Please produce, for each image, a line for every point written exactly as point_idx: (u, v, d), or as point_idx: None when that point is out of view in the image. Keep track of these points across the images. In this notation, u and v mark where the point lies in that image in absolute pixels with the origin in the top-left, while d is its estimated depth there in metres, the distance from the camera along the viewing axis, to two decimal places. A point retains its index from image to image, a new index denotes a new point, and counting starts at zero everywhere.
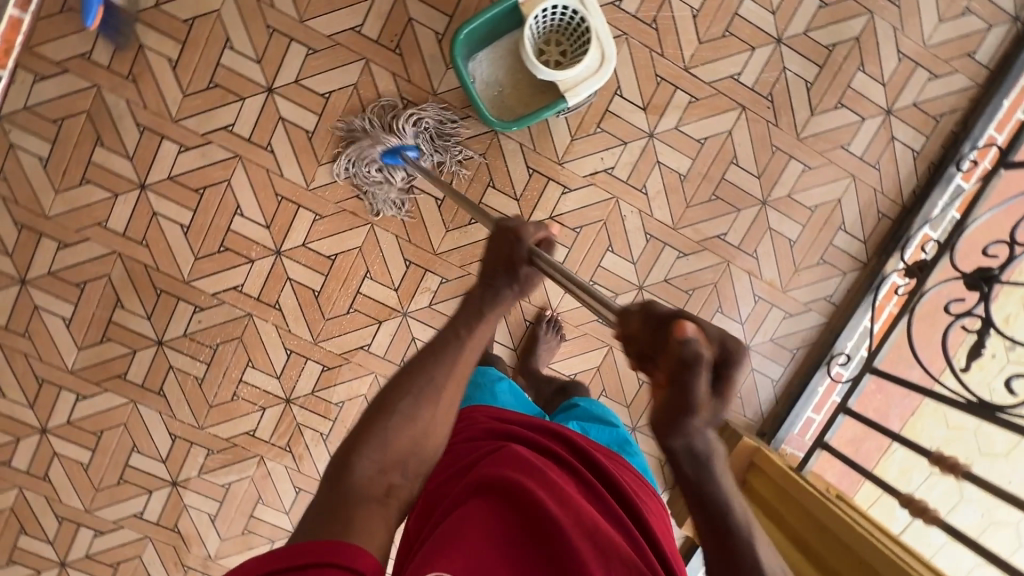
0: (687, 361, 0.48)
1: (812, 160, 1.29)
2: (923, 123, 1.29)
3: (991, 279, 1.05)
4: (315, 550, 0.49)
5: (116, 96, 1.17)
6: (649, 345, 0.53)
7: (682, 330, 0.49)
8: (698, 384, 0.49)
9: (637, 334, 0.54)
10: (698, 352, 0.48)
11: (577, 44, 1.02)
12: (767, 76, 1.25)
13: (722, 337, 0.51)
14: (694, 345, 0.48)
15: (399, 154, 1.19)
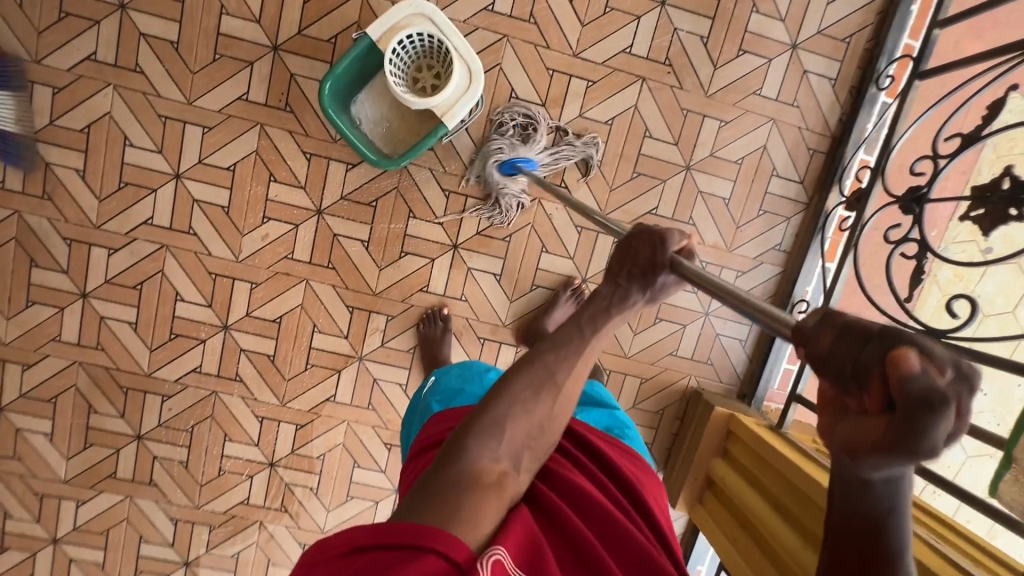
0: (926, 401, 0.30)
1: (726, 114, 1.25)
2: (833, 49, 1.24)
3: (921, 198, 1.02)
4: (408, 532, 0.46)
5: (37, 217, 1.21)
6: (849, 362, 0.34)
7: (905, 359, 0.31)
8: (938, 431, 0.30)
9: (828, 354, 0.36)
10: (933, 387, 0.30)
11: (447, 65, 1.01)
12: (659, 42, 1.21)
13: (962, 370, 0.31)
14: (927, 378, 0.30)
15: (514, 165, 1.22)
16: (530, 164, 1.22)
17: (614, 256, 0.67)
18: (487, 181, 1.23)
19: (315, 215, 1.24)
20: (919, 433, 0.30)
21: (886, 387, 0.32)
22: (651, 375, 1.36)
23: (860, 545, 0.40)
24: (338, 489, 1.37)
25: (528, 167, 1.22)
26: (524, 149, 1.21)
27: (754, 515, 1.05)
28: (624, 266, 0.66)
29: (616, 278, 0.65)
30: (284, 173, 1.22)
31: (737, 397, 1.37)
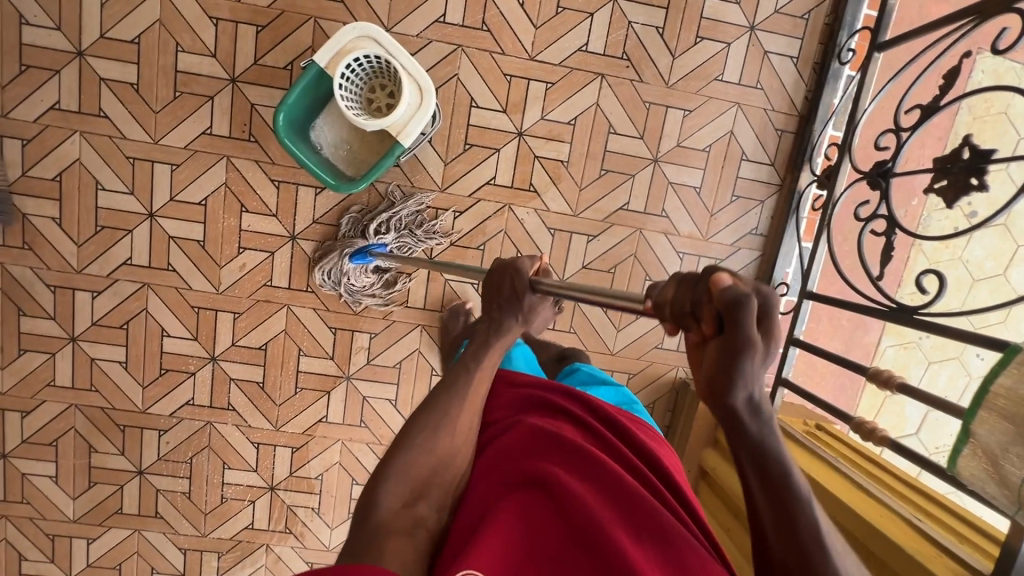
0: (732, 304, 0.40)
1: (690, 102, 1.25)
2: (792, 27, 1.22)
3: (887, 172, 1.00)
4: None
5: (20, 267, 1.24)
6: (686, 300, 0.43)
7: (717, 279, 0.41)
8: (751, 329, 0.40)
9: (670, 298, 0.44)
10: (740, 293, 0.40)
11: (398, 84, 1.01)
12: (615, 37, 1.21)
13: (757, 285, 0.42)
14: (735, 287, 0.40)
15: (366, 253, 1.25)
16: (377, 250, 1.24)
17: (484, 291, 0.73)
18: (337, 270, 1.24)
19: (289, 240, 1.26)
20: (741, 327, 0.40)
21: (712, 305, 0.42)
22: (639, 370, 1.36)
23: (765, 487, 0.45)
24: (339, 507, 1.39)
25: (378, 251, 1.24)
26: (365, 238, 1.24)
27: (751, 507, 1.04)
28: (492, 300, 0.72)
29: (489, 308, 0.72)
30: (254, 203, 1.24)
31: None
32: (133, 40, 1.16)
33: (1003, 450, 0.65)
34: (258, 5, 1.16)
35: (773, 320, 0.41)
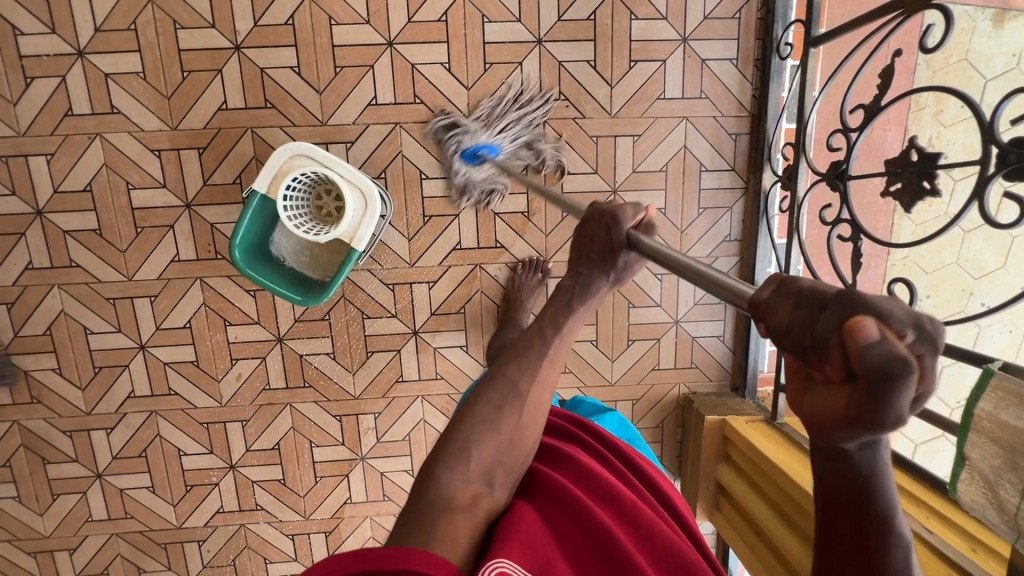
0: (884, 370, 0.29)
1: (637, 127, 1.23)
2: (726, 30, 1.19)
3: (843, 174, 0.99)
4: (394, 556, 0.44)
5: (34, 420, 1.29)
6: (805, 330, 0.33)
7: (862, 329, 0.30)
8: (900, 400, 0.30)
9: (786, 327, 0.34)
10: (892, 351, 0.29)
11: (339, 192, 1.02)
12: (548, 80, 1.19)
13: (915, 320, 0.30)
14: (887, 346, 0.29)
15: (475, 153, 1.21)
16: (491, 149, 1.21)
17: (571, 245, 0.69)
18: (450, 155, 1.19)
19: (276, 343, 1.29)
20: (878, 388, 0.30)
21: (847, 354, 0.31)
22: (641, 395, 1.37)
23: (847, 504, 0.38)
24: None
25: (490, 154, 1.21)
26: (486, 134, 1.20)
27: (774, 523, 1.04)
28: (584, 252, 0.68)
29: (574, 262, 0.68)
30: (235, 315, 1.27)
31: (731, 390, 1.37)
32: (85, 188, 1.19)
33: (998, 476, 0.64)
34: (195, 128, 1.17)
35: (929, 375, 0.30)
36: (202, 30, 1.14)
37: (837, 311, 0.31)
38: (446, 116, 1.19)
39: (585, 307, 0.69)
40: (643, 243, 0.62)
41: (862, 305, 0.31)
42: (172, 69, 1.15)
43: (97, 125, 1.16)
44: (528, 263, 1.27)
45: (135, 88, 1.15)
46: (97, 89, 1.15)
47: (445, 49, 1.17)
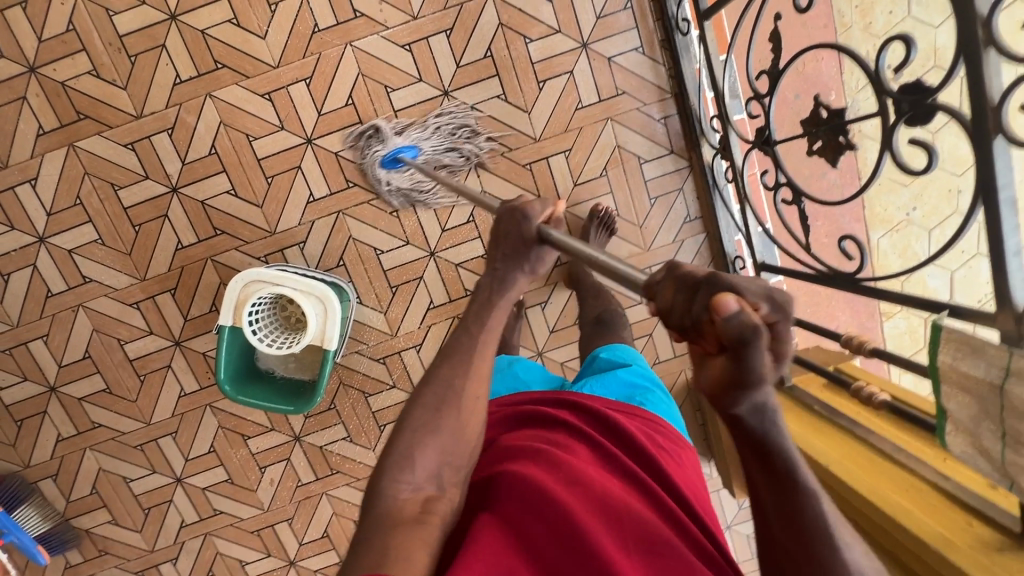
0: (741, 342, 0.34)
1: (565, 142, 1.23)
2: (622, 22, 1.18)
3: (769, 140, 0.97)
4: None
5: (108, 569, 1.39)
6: (686, 315, 0.38)
7: (721, 307, 0.35)
8: (762, 360, 0.36)
9: (671, 308, 0.39)
10: (745, 322, 0.34)
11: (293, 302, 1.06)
12: (465, 127, 1.21)
13: (766, 291, 0.37)
14: (744, 316, 0.34)
15: (397, 158, 1.18)
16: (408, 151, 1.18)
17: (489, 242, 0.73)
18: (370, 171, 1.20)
19: (295, 442, 1.35)
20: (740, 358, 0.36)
21: (713, 332, 0.36)
22: None
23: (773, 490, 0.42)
24: None
25: (410, 156, 1.18)
26: (401, 138, 1.18)
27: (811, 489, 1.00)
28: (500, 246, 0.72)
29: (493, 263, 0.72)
30: (252, 428, 1.34)
31: None
32: (84, 355, 1.27)
33: (976, 424, 0.62)
34: (161, 273, 1.24)
35: (782, 343, 0.37)
36: (139, 183, 1.20)
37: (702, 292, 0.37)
38: (349, 248, 1.24)
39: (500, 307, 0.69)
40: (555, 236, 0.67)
41: (726, 289, 0.36)
42: (124, 227, 1.22)
43: (75, 296, 1.24)
44: None
45: (97, 253, 1.22)
46: (65, 265, 1.23)
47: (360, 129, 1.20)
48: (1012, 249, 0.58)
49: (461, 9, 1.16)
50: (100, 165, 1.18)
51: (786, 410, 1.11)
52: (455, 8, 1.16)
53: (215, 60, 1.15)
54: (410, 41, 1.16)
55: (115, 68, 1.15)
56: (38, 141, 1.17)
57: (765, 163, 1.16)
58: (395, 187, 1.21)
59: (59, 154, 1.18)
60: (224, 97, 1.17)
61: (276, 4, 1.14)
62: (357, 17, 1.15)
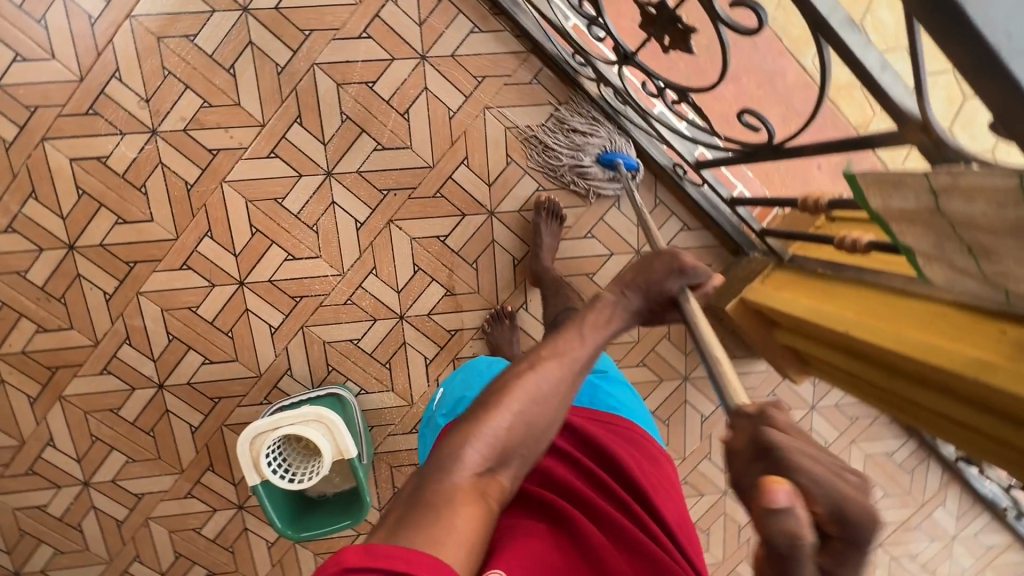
0: (781, 548, 0.35)
1: (460, 152, 1.20)
2: (445, 15, 1.14)
3: (627, 55, 0.90)
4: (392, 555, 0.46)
5: None
6: (742, 472, 0.42)
7: (770, 495, 0.35)
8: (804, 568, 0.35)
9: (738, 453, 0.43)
10: (793, 528, 0.35)
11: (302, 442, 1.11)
12: (363, 191, 1.20)
13: (832, 501, 0.37)
14: (791, 511, 0.35)
15: (616, 159, 1.16)
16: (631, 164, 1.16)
17: (626, 268, 0.71)
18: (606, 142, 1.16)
19: None
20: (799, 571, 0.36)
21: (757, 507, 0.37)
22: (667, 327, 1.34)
23: None
24: None
25: (627, 162, 1.16)
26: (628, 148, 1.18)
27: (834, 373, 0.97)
28: (642, 279, 0.69)
29: (626, 291, 0.69)
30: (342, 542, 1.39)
31: (734, 255, 1.29)
32: (175, 555, 1.36)
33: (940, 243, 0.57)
34: (194, 457, 1.30)
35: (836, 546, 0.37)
36: (132, 395, 1.26)
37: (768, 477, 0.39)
38: (329, 352, 1.27)
39: (591, 363, 0.66)
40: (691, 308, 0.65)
41: (784, 479, 0.37)
42: (142, 437, 1.28)
43: (141, 513, 1.32)
44: (490, 317, 1.27)
45: (136, 469, 1.30)
46: (118, 493, 1.31)
47: (277, 248, 1.21)
48: (875, 66, 0.53)
49: (298, 91, 1.14)
50: (93, 399, 1.25)
51: (803, 288, 1.03)
52: (291, 93, 1.14)
53: (126, 261, 1.19)
54: (271, 147, 1.16)
55: (54, 314, 1.21)
56: (35, 407, 1.25)
57: (642, 73, 0.95)
58: (576, 146, 1.17)
59: (57, 410, 1.25)
60: (152, 288, 1.21)
61: (143, 184, 1.16)
62: (215, 154, 1.16)
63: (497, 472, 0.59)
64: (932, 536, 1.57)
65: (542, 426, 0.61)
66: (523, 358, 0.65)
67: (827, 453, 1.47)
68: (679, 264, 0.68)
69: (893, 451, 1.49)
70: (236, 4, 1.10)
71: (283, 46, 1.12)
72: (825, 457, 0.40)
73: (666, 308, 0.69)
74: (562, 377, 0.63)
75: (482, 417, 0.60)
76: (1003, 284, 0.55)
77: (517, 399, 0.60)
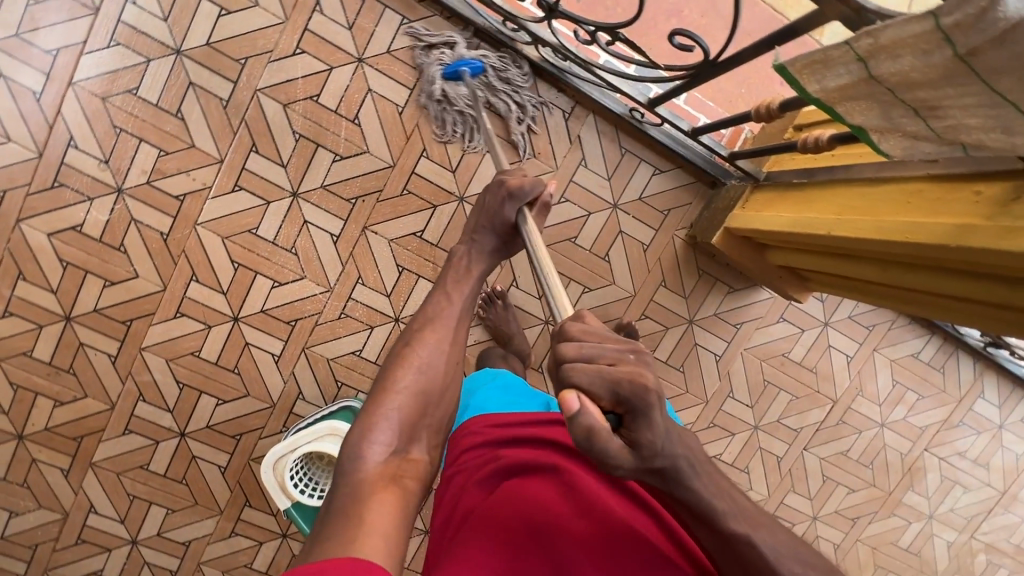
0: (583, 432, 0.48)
1: (417, 145, 1.20)
2: (373, 13, 1.14)
3: (551, 7, 0.89)
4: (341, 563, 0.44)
5: None
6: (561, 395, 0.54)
7: (566, 404, 0.48)
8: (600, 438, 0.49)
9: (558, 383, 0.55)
10: (584, 417, 0.48)
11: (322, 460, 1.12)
12: (332, 204, 1.20)
13: (612, 388, 0.50)
14: (579, 412, 0.47)
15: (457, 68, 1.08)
16: (475, 67, 1.06)
17: (474, 213, 0.87)
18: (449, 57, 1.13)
19: None
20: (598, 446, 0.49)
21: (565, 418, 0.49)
22: (661, 275, 1.32)
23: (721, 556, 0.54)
24: None
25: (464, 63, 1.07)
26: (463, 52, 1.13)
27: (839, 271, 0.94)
28: (484, 216, 0.85)
29: (475, 237, 0.85)
30: None
31: (712, 188, 1.27)
32: None
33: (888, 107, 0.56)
34: (229, 496, 1.33)
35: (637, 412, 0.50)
36: (157, 449, 1.29)
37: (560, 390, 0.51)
38: (335, 368, 1.28)
39: (462, 314, 0.80)
40: (527, 224, 0.82)
41: (572, 388, 0.50)
42: (176, 487, 1.31)
43: (191, 560, 1.35)
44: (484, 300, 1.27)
45: (177, 519, 1.33)
46: (166, 545, 1.34)
47: (261, 278, 1.23)
48: None
49: (247, 120, 1.15)
50: (121, 460, 1.29)
51: (784, 201, 1.01)
52: (240, 123, 1.15)
53: (122, 320, 1.22)
54: (234, 181, 1.18)
55: (67, 387, 1.24)
56: (69, 479, 1.28)
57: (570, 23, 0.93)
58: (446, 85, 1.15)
59: (90, 477, 1.29)
60: (152, 342, 1.23)
61: (121, 244, 1.18)
62: (182, 200, 1.17)
63: (409, 449, 0.67)
64: (978, 429, 1.53)
65: (437, 386, 0.72)
66: (402, 342, 0.75)
67: (851, 366, 1.44)
68: (509, 193, 0.83)
69: (919, 351, 1.46)
70: (169, 49, 1.11)
71: (223, 80, 1.13)
72: (608, 349, 0.53)
73: (510, 234, 0.85)
74: (438, 341, 0.74)
75: (382, 404, 0.68)
76: (957, 139, 0.55)
77: (401, 380, 0.70)
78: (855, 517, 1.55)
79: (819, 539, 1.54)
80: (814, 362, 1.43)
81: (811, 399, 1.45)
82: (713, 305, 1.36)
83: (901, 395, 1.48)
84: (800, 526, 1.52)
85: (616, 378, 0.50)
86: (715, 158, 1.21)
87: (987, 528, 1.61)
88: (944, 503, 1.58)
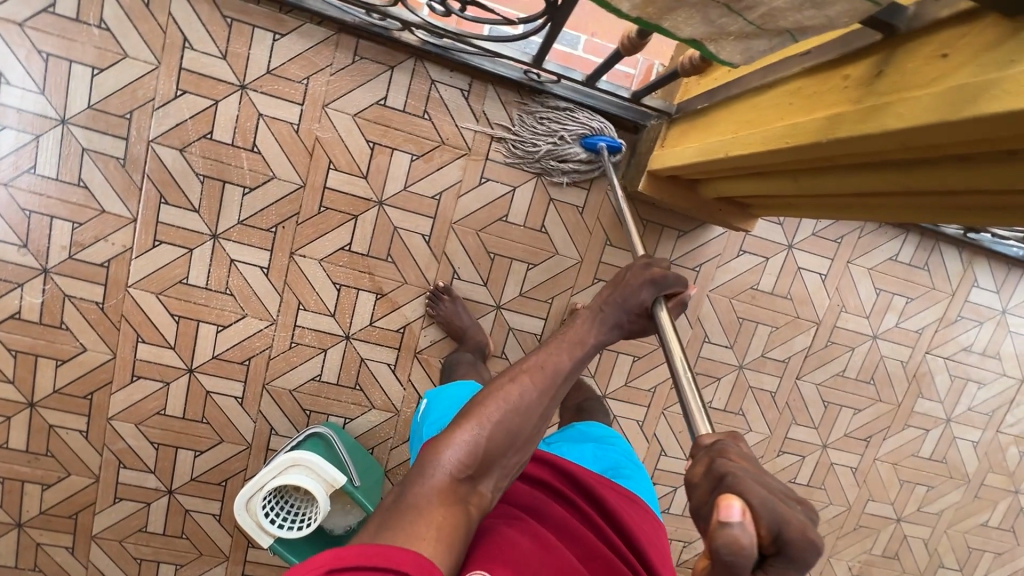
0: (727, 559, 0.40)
1: (322, 159, 1.17)
2: (244, 36, 1.10)
3: None
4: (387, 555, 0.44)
5: None
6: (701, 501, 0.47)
7: (726, 511, 0.41)
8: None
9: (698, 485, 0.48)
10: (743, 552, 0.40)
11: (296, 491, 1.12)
12: (254, 237, 1.19)
13: (778, 523, 0.42)
14: (741, 528, 0.40)
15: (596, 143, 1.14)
16: (615, 145, 1.13)
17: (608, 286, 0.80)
18: (581, 120, 1.14)
19: None
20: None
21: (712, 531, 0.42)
22: (605, 234, 1.27)
23: None
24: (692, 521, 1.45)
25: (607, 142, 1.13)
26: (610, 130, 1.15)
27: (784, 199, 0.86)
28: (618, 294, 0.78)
29: (604, 306, 0.77)
30: None
31: (634, 133, 1.21)
32: None
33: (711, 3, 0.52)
34: (232, 541, 1.35)
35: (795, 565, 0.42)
36: (150, 510, 1.31)
37: (721, 495, 0.44)
38: (300, 398, 1.28)
39: (570, 373, 0.70)
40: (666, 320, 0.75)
41: (737, 497, 0.43)
42: (179, 542, 1.33)
43: None
44: (431, 297, 1.24)
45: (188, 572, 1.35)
46: None
47: (205, 325, 1.22)
48: None
49: (148, 173, 1.14)
50: (120, 527, 1.31)
51: (693, 131, 0.95)
52: (143, 176, 1.14)
53: (83, 395, 1.23)
54: (153, 236, 1.17)
55: (50, 468, 1.26)
56: (76, 555, 1.31)
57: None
58: (540, 137, 1.17)
59: (95, 549, 1.31)
60: (117, 410, 1.25)
61: (61, 321, 1.19)
62: (108, 266, 1.17)
63: (478, 481, 0.59)
64: (979, 320, 1.45)
65: (525, 432, 0.63)
66: (502, 374, 0.67)
67: (828, 284, 1.37)
68: (652, 278, 0.78)
69: (897, 253, 1.38)
70: (54, 120, 1.10)
71: (116, 139, 1.12)
72: (774, 485, 0.45)
73: (640, 317, 0.78)
74: (539, 387, 0.66)
75: (453, 430, 0.60)
76: (779, 25, 0.52)
77: (487, 411, 0.62)
78: (868, 437, 1.48)
79: (834, 466, 1.48)
80: (787, 288, 1.36)
81: (793, 326, 1.39)
82: (667, 253, 1.30)
83: (888, 303, 1.40)
84: (811, 456, 1.47)
85: (787, 517, 0.42)
86: (629, 103, 1.13)
87: (1012, 420, 1.53)
88: (960, 403, 1.50)
